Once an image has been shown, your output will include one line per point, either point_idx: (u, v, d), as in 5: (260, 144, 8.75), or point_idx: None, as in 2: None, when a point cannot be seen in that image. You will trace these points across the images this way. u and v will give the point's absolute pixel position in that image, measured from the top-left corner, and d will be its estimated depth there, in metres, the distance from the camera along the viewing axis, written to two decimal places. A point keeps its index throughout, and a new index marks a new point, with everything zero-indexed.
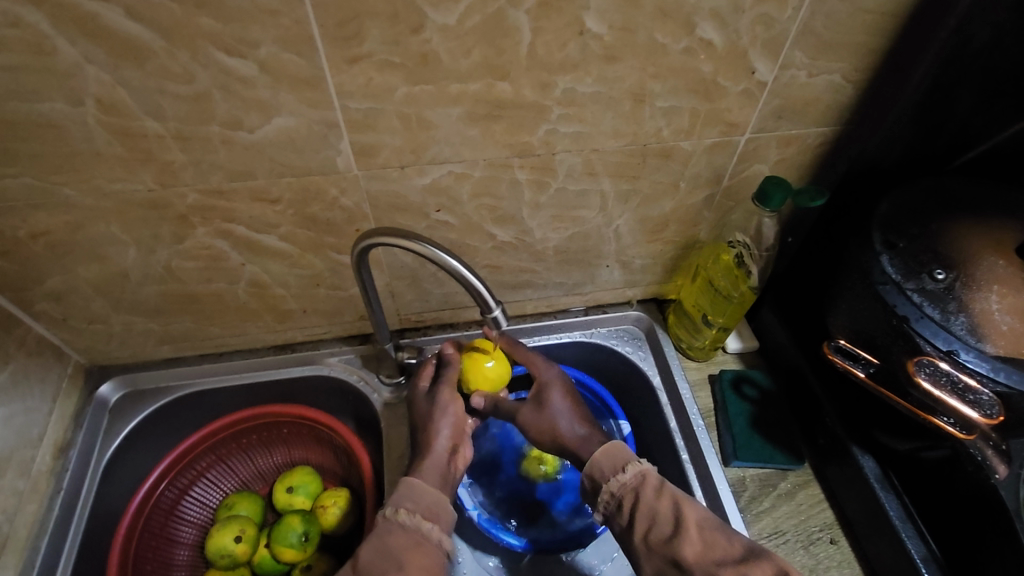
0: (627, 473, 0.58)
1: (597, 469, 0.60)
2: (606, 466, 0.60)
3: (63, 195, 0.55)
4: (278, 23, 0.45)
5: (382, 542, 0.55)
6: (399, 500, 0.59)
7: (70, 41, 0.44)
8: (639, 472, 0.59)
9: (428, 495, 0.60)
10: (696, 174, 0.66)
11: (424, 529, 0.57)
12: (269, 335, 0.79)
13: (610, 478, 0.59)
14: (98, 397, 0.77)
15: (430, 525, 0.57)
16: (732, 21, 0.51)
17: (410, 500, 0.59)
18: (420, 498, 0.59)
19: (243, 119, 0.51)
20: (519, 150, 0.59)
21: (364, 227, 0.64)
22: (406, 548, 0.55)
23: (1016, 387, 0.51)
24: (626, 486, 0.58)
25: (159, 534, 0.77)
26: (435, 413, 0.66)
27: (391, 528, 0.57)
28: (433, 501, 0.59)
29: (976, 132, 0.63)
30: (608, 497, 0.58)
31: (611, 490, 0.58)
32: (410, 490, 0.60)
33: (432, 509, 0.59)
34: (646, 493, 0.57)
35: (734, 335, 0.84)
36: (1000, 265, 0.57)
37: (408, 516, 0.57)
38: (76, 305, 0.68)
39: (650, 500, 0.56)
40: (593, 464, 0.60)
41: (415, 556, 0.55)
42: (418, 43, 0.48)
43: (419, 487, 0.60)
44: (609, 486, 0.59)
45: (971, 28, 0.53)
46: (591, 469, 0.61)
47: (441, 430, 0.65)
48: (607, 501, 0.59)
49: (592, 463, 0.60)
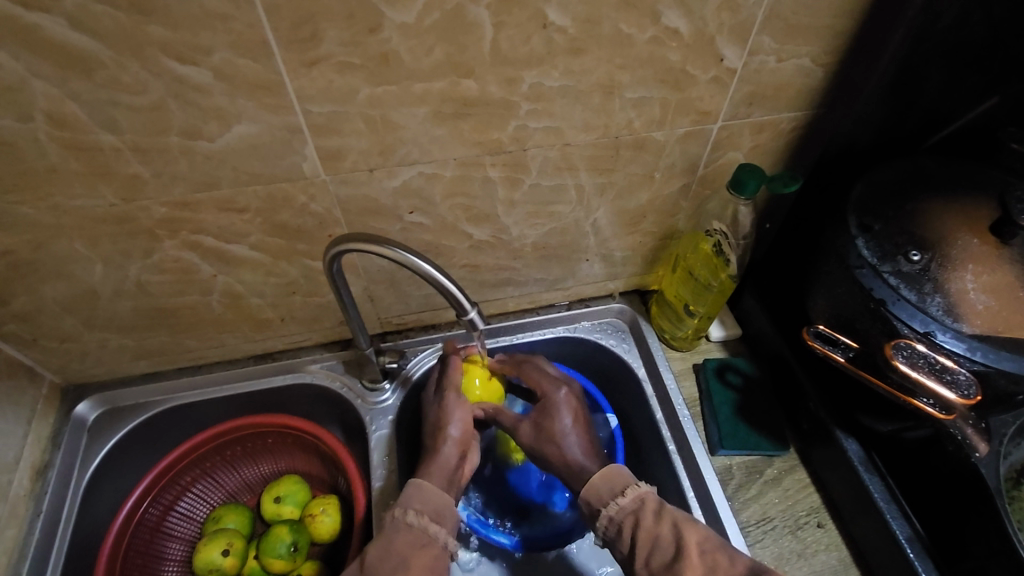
0: (626, 497, 0.57)
1: (595, 494, 0.59)
2: (604, 490, 0.58)
3: (20, 213, 0.54)
4: (230, 27, 0.44)
5: (389, 541, 0.55)
6: (408, 501, 0.59)
7: (12, 55, 0.43)
8: (638, 497, 0.57)
9: (435, 497, 0.59)
10: (671, 164, 0.66)
11: (431, 530, 0.57)
12: (248, 345, 0.78)
13: (609, 502, 0.58)
14: (75, 417, 0.76)
15: (436, 526, 0.57)
16: (697, 8, 0.50)
17: (418, 502, 0.58)
18: (428, 499, 0.59)
19: (202, 129, 0.50)
20: (489, 148, 0.58)
21: (336, 233, 0.63)
22: (414, 549, 0.55)
23: (993, 365, 0.52)
24: (625, 510, 0.57)
25: (145, 552, 0.75)
26: (445, 421, 0.66)
27: (398, 527, 0.56)
28: (440, 503, 0.59)
29: (945, 111, 0.64)
30: (607, 523, 0.57)
31: (610, 515, 0.57)
32: (419, 492, 0.59)
33: (438, 511, 0.58)
34: (646, 518, 0.55)
35: (718, 323, 0.84)
36: (973, 244, 0.57)
37: (416, 517, 0.57)
38: (44, 325, 0.66)
39: (650, 524, 0.55)
40: (591, 489, 0.59)
41: (422, 558, 0.54)
42: (377, 43, 0.47)
43: (427, 488, 0.60)
44: (608, 511, 0.57)
45: (938, 7, 0.53)
46: (587, 495, 0.59)
47: (448, 435, 0.64)
48: (606, 526, 0.57)
49: (589, 487, 0.59)
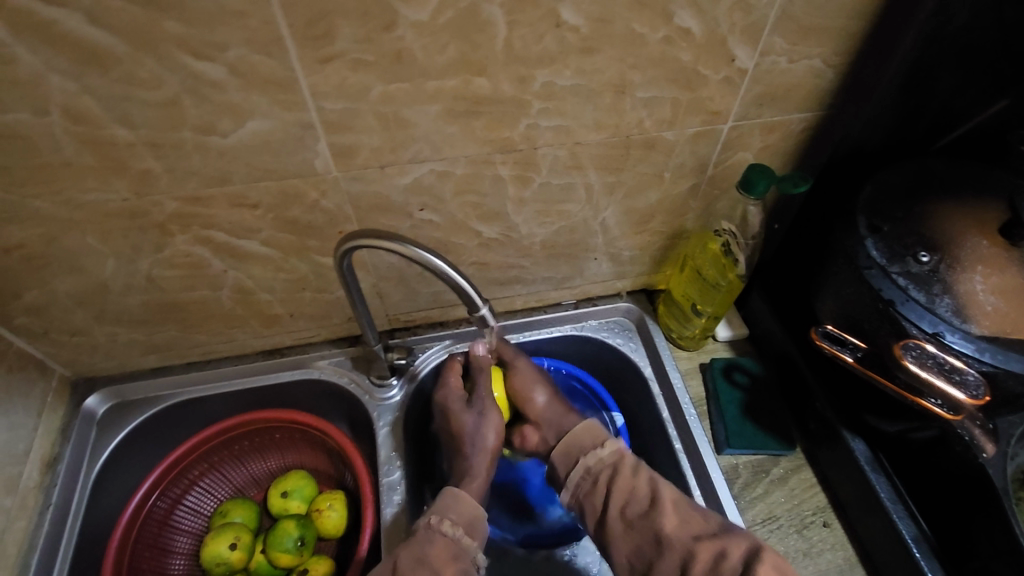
0: (605, 450, 0.63)
1: (576, 445, 0.65)
2: (585, 442, 0.65)
3: (34, 207, 0.54)
4: (246, 24, 0.44)
5: (423, 550, 0.55)
6: (444, 509, 0.60)
7: (30, 49, 0.43)
8: (616, 451, 0.63)
9: (469, 509, 0.60)
10: (681, 164, 0.66)
11: (463, 543, 0.58)
12: (257, 340, 0.78)
13: (589, 453, 0.63)
14: (85, 410, 0.76)
15: (468, 539, 0.58)
16: (710, 8, 0.50)
17: (454, 512, 0.59)
18: (462, 510, 0.60)
19: (216, 124, 0.50)
20: (500, 146, 0.58)
21: (346, 229, 0.63)
22: (446, 559, 0.55)
23: (1001, 366, 0.51)
24: (604, 463, 0.62)
25: (153, 545, 0.76)
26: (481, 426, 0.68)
27: (434, 537, 0.57)
28: (472, 516, 0.60)
29: (956, 113, 0.64)
30: (584, 474, 0.62)
31: (588, 466, 0.63)
32: (455, 502, 0.61)
33: (473, 523, 0.60)
34: (622, 469, 0.60)
35: (724, 323, 0.84)
36: (983, 245, 0.57)
37: (452, 527, 0.58)
38: (55, 318, 0.67)
39: (626, 477, 0.59)
40: (570, 441, 0.65)
41: (453, 566, 0.55)
42: (391, 40, 0.47)
43: (466, 500, 0.61)
44: (587, 462, 0.63)
45: (950, 9, 0.53)
46: (567, 445, 0.65)
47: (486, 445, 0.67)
48: (582, 479, 0.62)
49: (572, 436, 0.66)
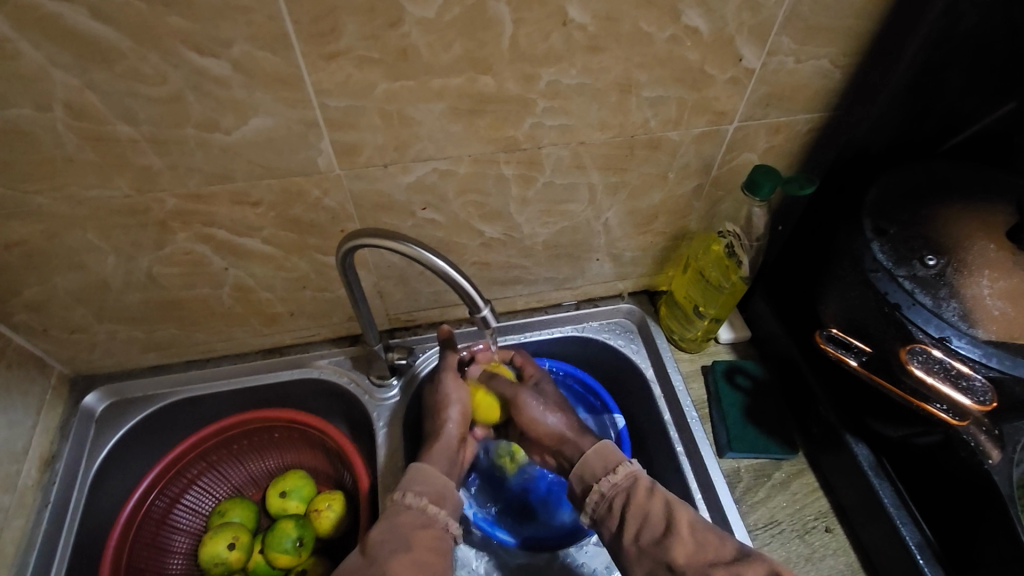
0: (619, 474, 0.61)
1: (589, 471, 0.63)
2: (598, 468, 0.63)
3: (35, 204, 0.54)
4: (250, 19, 0.44)
5: (391, 523, 0.57)
6: (408, 484, 0.61)
7: (32, 43, 0.42)
8: (630, 474, 0.61)
9: (433, 480, 0.62)
10: (685, 165, 0.65)
11: (431, 511, 0.59)
12: (257, 339, 0.78)
13: (602, 479, 0.62)
14: (84, 408, 0.75)
15: (437, 509, 0.59)
16: (718, 8, 0.50)
17: (418, 484, 0.61)
18: (428, 482, 0.61)
19: (219, 121, 0.50)
20: (505, 144, 0.57)
21: (349, 228, 0.63)
22: (417, 529, 0.57)
23: (1009, 372, 0.51)
24: (617, 486, 0.60)
25: (152, 544, 0.75)
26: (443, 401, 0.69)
27: (400, 510, 0.58)
28: (439, 486, 0.61)
29: (962, 115, 0.63)
30: (598, 499, 0.61)
31: (603, 490, 0.61)
32: (418, 475, 0.62)
33: (439, 493, 0.61)
34: (637, 493, 0.59)
35: (726, 326, 0.83)
36: (990, 250, 0.56)
37: (415, 498, 0.59)
38: (54, 315, 0.66)
39: (640, 501, 0.58)
40: (584, 466, 0.64)
41: (425, 537, 0.56)
42: (397, 37, 0.47)
43: (429, 473, 0.62)
44: (601, 487, 0.61)
45: (959, 10, 0.52)
46: (581, 470, 0.64)
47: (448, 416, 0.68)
48: (597, 502, 0.61)
49: (584, 463, 0.64)
